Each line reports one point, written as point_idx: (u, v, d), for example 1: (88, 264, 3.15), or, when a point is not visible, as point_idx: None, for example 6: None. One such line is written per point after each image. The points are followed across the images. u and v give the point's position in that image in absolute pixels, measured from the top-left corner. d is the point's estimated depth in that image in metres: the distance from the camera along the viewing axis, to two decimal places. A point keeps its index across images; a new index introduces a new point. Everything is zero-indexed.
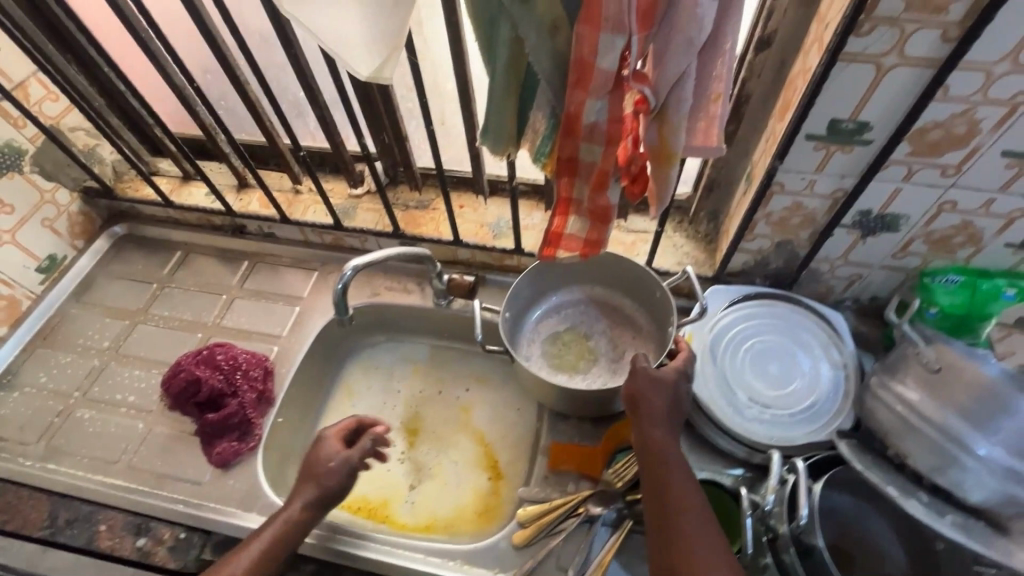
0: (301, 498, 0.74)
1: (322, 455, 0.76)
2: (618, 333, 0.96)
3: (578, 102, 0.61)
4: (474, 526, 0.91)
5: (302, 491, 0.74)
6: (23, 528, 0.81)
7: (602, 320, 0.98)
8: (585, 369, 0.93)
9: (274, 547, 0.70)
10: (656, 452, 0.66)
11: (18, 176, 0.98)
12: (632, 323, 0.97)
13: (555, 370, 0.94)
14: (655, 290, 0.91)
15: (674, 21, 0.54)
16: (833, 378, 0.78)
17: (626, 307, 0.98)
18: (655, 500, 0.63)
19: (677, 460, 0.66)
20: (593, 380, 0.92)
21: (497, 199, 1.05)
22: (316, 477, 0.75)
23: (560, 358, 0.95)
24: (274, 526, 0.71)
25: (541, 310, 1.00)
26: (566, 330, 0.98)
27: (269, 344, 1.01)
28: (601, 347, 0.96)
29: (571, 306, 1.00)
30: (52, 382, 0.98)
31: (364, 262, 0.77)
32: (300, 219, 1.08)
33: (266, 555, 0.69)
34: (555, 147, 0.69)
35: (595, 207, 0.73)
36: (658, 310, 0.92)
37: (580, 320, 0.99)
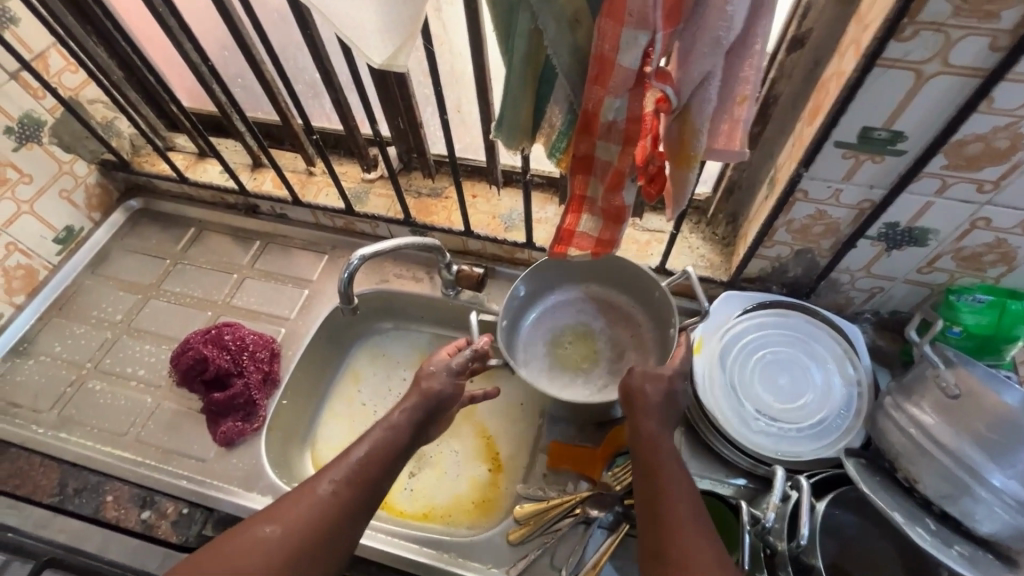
0: (403, 412, 0.71)
1: (431, 366, 0.76)
2: (614, 331, 0.95)
3: (596, 98, 0.59)
4: (470, 516, 0.92)
5: (411, 401, 0.73)
6: (34, 494, 0.83)
7: (596, 318, 0.96)
8: (582, 371, 0.92)
9: (376, 461, 0.66)
10: (652, 439, 0.64)
11: (37, 146, 0.99)
12: (628, 321, 0.95)
13: (552, 374, 0.92)
14: (652, 289, 0.89)
15: (702, 19, 0.51)
16: (845, 394, 0.76)
17: (620, 304, 0.96)
18: (648, 490, 0.61)
19: (671, 451, 0.64)
20: (592, 383, 0.91)
21: (510, 190, 1.04)
22: (429, 389, 0.74)
23: (554, 361, 0.94)
24: (372, 440, 0.67)
25: (534, 312, 0.97)
26: (560, 331, 0.96)
27: (277, 326, 1.01)
28: (599, 348, 0.94)
29: (564, 305, 0.98)
30: (66, 352, 0.99)
31: (372, 252, 0.76)
32: (312, 202, 1.07)
33: (367, 469, 0.65)
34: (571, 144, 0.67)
35: (609, 206, 0.72)
36: (656, 307, 0.90)
37: (574, 320, 0.97)
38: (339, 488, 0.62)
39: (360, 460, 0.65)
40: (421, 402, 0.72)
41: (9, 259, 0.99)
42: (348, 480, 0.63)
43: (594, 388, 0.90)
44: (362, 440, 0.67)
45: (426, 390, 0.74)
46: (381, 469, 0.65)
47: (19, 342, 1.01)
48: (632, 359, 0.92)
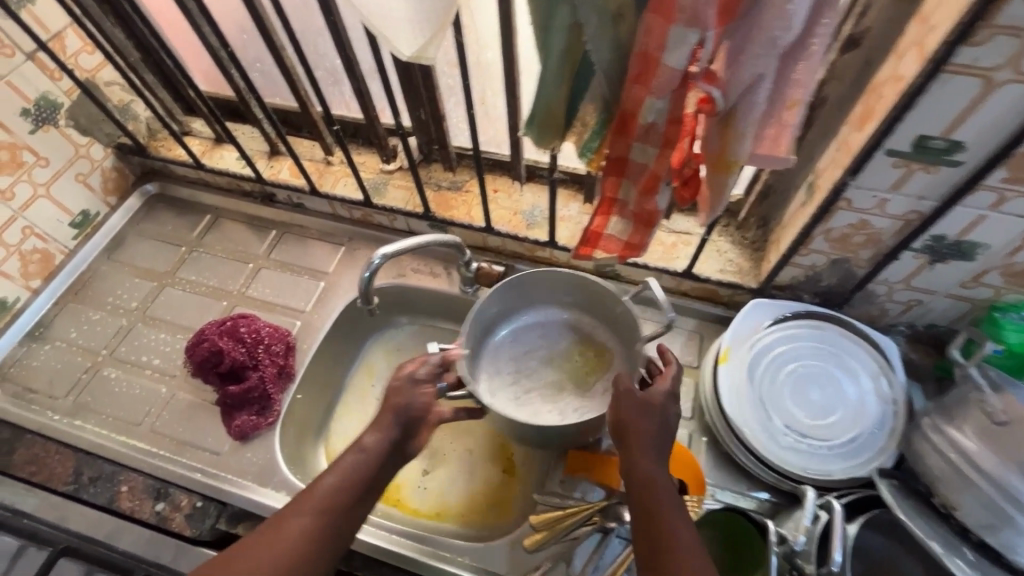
0: (378, 433, 0.68)
1: (397, 378, 0.72)
2: (580, 353, 0.92)
3: (636, 98, 0.56)
4: (483, 518, 0.90)
5: (382, 419, 0.69)
6: (50, 481, 0.83)
7: (561, 341, 0.93)
8: (549, 397, 0.89)
9: (352, 486, 0.63)
10: (648, 479, 0.62)
11: (53, 129, 0.98)
12: (595, 343, 0.92)
13: (519, 402, 0.88)
14: (612, 305, 0.87)
15: (758, 17, 0.48)
16: (880, 411, 0.73)
17: (585, 325, 0.93)
18: (648, 534, 0.59)
19: (668, 490, 0.62)
20: (561, 409, 0.87)
21: (533, 186, 1.01)
22: (398, 404, 0.70)
23: (520, 388, 0.90)
24: (347, 465, 0.65)
25: (498, 338, 0.93)
26: (524, 356, 0.93)
27: (292, 318, 1.00)
28: (562, 369, 0.91)
29: (527, 329, 0.94)
30: (81, 338, 0.99)
31: (394, 250, 0.73)
32: (330, 192, 1.05)
33: (345, 496, 0.62)
34: (604, 144, 0.65)
35: (640, 210, 0.69)
36: (623, 328, 0.88)
37: (539, 344, 0.93)
38: (316, 519, 0.60)
39: (335, 488, 0.62)
40: (395, 419, 0.69)
41: (25, 243, 0.98)
42: (326, 509, 0.61)
43: (564, 413, 0.86)
44: (335, 466, 0.65)
45: (394, 405, 0.70)
46: (359, 494, 0.63)
47: (35, 327, 1.01)
48: (601, 381, 0.89)
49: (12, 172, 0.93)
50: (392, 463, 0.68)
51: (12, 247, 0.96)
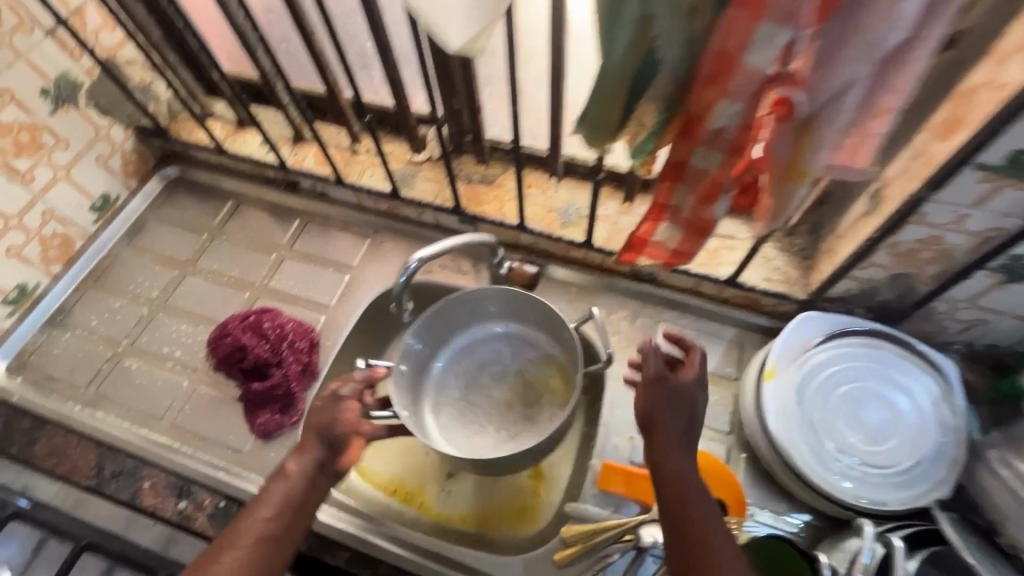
0: (301, 457, 0.65)
1: (321, 398, 0.70)
2: (530, 371, 0.90)
3: (707, 100, 0.51)
4: (510, 524, 0.88)
5: (306, 441, 0.66)
6: (72, 475, 0.82)
7: (514, 357, 0.91)
8: (493, 418, 0.88)
9: (282, 514, 0.62)
10: (678, 478, 0.60)
11: (73, 110, 0.94)
12: (547, 362, 0.90)
13: (464, 421, 0.88)
14: (564, 330, 0.85)
15: (858, 15, 0.42)
16: (939, 438, 0.68)
17: (540, 342, 0.91)
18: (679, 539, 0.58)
19: (699, 488, 0.60)
20: (504, 432, 0.86)
21: (569, 182, 0.96)
22: (321, 424, 0.67)
23: (467, 407, 0.89)
24: (278, 494, 0.63)
25: (448, 354, 0.93)
26: (474, 373, 0.92)
27: (316, 313, 0.97)
28: (513, 389, 0.90)
29: (481, 343, 0.93)
30: (102, 326, 0.97)
31: (430, 255, 0.69)
32: (356, 182, 1.01)
33: (276, 524, 0.61)
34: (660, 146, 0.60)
35: (694, 218, 0.65)
36: (572, 351, 0.86)
37: (491, 360, 0.92)
38: (252, 550, 0.59)
39: (265, 520, 0.61)
40: (319, 442, 0.66)
41: (45, 228, 0.95)
42: (257, 540, 0.60)
43: (504, 437, 0.86)
44: (265, 497, 0.63)
45: (319, 426, 0.67)
46: (289, 520, 0.62)
47: (56, 313, 0.99)
48: (548, 404, 0.87)
49: (31, 154, 0.90)
50: (321, 485, 0.65)
51: (32, 232, 0.93)
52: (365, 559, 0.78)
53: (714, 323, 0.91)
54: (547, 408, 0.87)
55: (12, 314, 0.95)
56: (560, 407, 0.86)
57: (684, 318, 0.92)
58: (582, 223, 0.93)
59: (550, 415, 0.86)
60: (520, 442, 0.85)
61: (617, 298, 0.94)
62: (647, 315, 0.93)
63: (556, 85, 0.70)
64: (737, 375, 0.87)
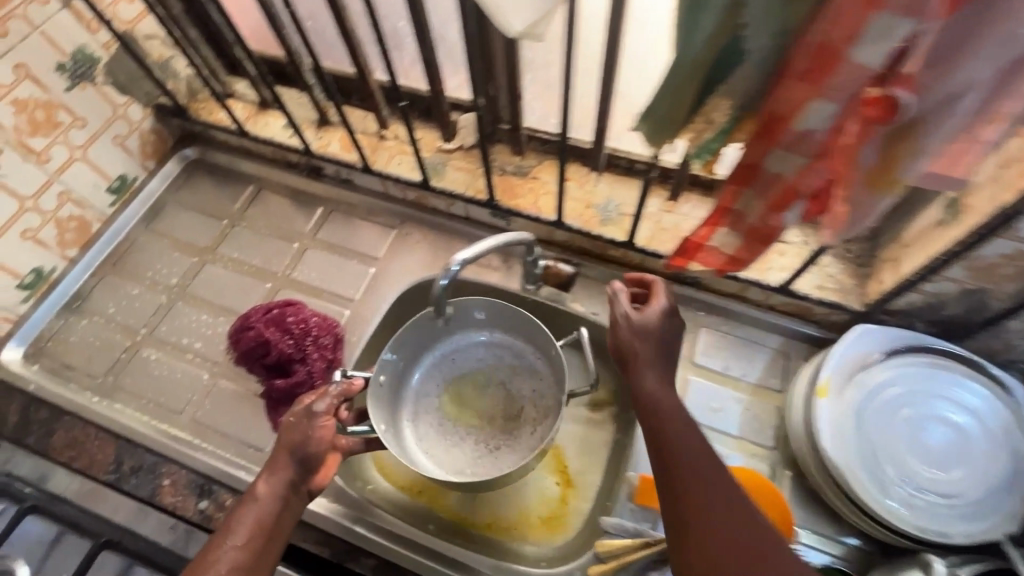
0: (271, 478, 0.65)
1: (295, 413, 0.69)
2: (513, 382, 0.89)
3: (796, 99, 0.46)
4: (537, 531, 0.85)
5: (277, 461, 0.66)
6: (90, 469, 0.79)
7: (497, 368, 0.91)
8: (473, 430, 0.87)
9: (255, 537, 0.62)
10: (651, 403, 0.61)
11: (90, 87, 0.90)
12: (530, 374, 0.89)
13: (443, 432, 0.87)
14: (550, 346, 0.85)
15: (992, 6, 0.37)
16: (1010, 471, 0.64)
17: (525, 353, 0.90)
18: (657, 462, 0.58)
19: (676, 406, 0.60)
20: (484, 445, 0.85)
21: (610, 176, 0.91)
22: (293, 443, 0.67)
23: (447, 417, 0.88)
24: (248, 520, 0.63)
25: (429, 363, 0.91)
26: (456, 382, 0.90)
27: (340, 307, 0.93)
28: (494, 400, 0.89)
29: (463, 351, 0.92)
30: (120, 314, 0.94)
31: (472, 257, 0.66)
32: (383, 170, 0.96)
33: (249, 550, 0.61)
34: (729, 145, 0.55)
35: (760, 225, 0.59)
36: (558, 365, 0.86)
37: (474, 369, 0.91)
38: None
39: (236, 548, 0.61)
40: (292, 461, 0.66)
41: (61, 210, 0.92)
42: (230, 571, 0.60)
43: (483, 451, 0.85)
44: (235, 526, 0.62)
45: (292, 444, 0.68)
46: (262, 546, 0.62)
47: (73, 298, 0.96)
48: (530, 416, 0.86)
49: (47, 133, 0.86)
50: (295, 503, 0.67)
51: (47, 214, 0.90)
52: (391, 566, 0.76)
53: (758, 331, 0.87)
54: (529, 421, 0.86)
55: (28, 299, 0.92)
56: (543, 422, 0.85)
57: (727, 323, 0.87)
58: (623, 221, 0.88)
59: (532, 429, 0.85)
60: (500, 456, 0.84)
61: None
62: (688, 320, 0.88)
63: (609, 74, 0.65)
64: (783, 387, 0.83)
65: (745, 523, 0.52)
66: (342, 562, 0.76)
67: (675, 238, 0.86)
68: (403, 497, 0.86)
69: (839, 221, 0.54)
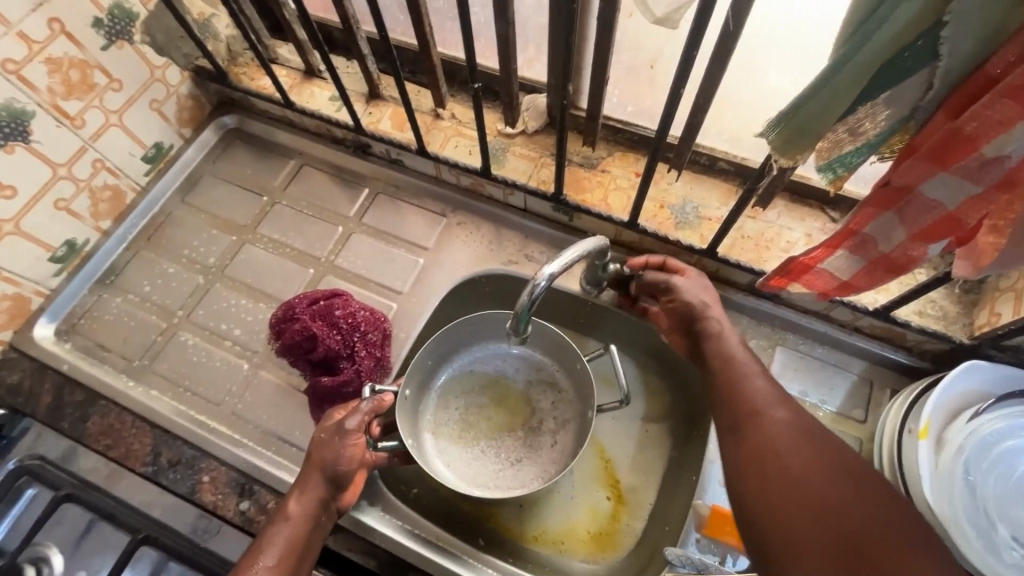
0: (303, 497, 0.64)
1: (325, 429, 0.67)
2: (532, 396, 0.86)
3: (995, 118, 0.38)
4: (587, 550, 0.79)
5: (308, 480, 0.65)
6: (126, 459, 0.76)
7: (517, 379, 0.87)
8: (494, 443, 0.83)
9: (285, 560, 0.60)
10: (723, 355, 0.66)
11: (127, 46, 0.83)
12: (549, 387, 0.87)
13: (464, 445, 0.83)
14: (576, 361, 0.82)
15: None
16: None
17: (546, 367, 0.87)
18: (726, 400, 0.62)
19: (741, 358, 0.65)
20: (505, 457, 0.82)
21: (687, 175, 0.83)
22: (325, 460, 0.65)
23: (467, 429, 0.84)
24: (281, 540, 0.60)
25: (449, 372, 0.87)
26: (476, 393, 0.87)
27: (387, 300, 0.87)
28: (515, 411, 0.86)
29: (481, 363, 0.88)
30: (155, 294, 0.89)
31: (560, 269, 0.62)
32: (438, 153, 0.89)
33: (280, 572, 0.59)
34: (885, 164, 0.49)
35: (894, 253, 0.54)
36: (582, 380, 0.83)
37: (494, 380, 0.87)
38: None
39: (269, 568, 0.58)
40: (322, 480, 0.65)
41: (95, 179, 0.85)
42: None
43: (504, 463, 0.82)
44: (265, 545, 0.60)
45: (322, 462, 0.66)
46: (292, 568, 0.60)
47: (107, 273, 0.90)
48: (550, 429, 0.84)
49: (82, 95, 0.79)
50: (323, 523, 0.65)
51: (81, 183, 0.84)
52: None
53: (841, 354, 0.79)
54: (549, 433, 0.84)
55: (59, 273, 0.86)
56: (562, 434, 0.83)
57: (805, 343, 0.80)
58: (700, 226, 0.81)
59: (552, 442, 0.83)
60: (522, 470, 0.81)
61: (728, 314, 0.82)
62: (763, 337, 0.81)
63: (721, 65, 0.57)
64: (866, 418, 0.76)
65: (804, 433, 0.55)
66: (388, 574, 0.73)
67: (757, 247, 0.79)
68: (444, 504, 0.83)
69: (992, 256, 0.45)
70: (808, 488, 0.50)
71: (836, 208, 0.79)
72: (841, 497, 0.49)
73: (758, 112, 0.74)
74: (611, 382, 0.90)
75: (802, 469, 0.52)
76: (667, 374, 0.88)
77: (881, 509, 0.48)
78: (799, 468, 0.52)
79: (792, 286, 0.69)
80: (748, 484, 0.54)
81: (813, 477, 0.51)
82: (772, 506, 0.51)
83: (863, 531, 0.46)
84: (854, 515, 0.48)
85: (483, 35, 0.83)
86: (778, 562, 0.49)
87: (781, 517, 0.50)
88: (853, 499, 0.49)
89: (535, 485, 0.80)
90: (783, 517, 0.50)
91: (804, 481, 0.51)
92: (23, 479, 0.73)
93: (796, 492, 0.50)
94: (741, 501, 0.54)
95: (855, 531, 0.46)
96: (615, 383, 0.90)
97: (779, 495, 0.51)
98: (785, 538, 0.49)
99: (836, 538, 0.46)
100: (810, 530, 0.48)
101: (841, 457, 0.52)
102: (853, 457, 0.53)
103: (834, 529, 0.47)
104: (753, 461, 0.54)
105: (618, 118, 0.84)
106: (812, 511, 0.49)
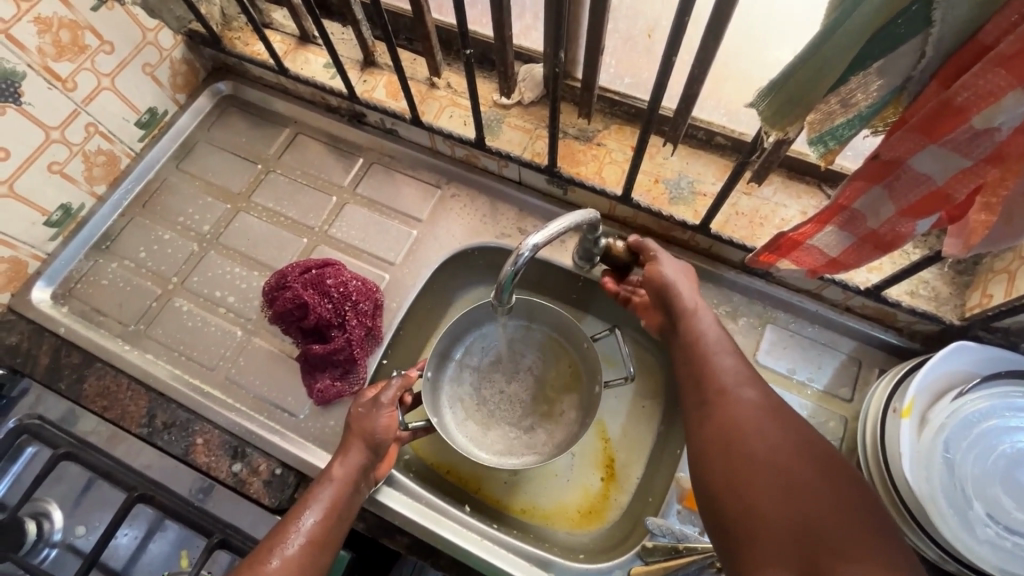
0: (346, 461, 0.66)
1: (362, 404, 0.71)
2: (537, 369, 0.87)
3: (987, 89, 0.38)
4: (574, 523, 0.81)
5: (351, 447, 0.68)
6: (123, 420, 0.77)
7: (525, 351, 0.88)
8: (506, 412, 0.85)
9: (329, 517, 0.63)
10: (699, 336, 0.67)
11: (118, 7, 0.81)
12: (555, 361, 0.87)
13: (479, 417, 0.85)
14: (582, 342, 0.83)
15: None
16: None
17: (553, 343, 0.88)
18: (698, 382, 0.63)
19: (718, 340, 0.66)
20: (519, 426, 0.84)
21: (683, 150, 0.82)
22: (365, 430, 0.68)
23: (483, 402, 0.86)
24: (325, 499, 0.63)
25: (466, 347, 0.88)
26: (489, 368, 0.88)
27: (379, 271, 0.88)
28: (525, 382, 0.87)
29: (491, 340, 0.89)
30: (151, 260, 0.89)
31: (546, 239, 0.62)
32: (432, 123, 0.88)
33: (325, 528, 0.62)
34: (884, 132, 0.47)
35: (882, 229, 0.54)
36: (590, 360, 0.82)
37: (506, 355, 0.88)
38: (303, 550, 0.59)
39: (314, 523, 0.61)
40: (366, 448, 0.68)
41: (89, 143, 0.85)
42: (307, 542, 0.60)
43: (518, 431, 0.84)
44: (311, 502, 0.63)
45: (363, 431, 0.69)
46: (334, 523, 0.63)
47: (102, 239, 0.91)
48: (557, 401, 0.85)
49: (73, 57, 0.78)
50: (362, 490, 0.67)
51: (75, 147, 0.84)
52: (425, 546, 0.74)
53: (830, 333, 0.79)
54: (556, 404, 0.85)
55: (56, 237, 0.87)
56: (568, 406, 0.85)
57: (796, 322, 0.80)
58: (694, 201, 0.80)
59: (561, 411, 0.85)
60: (533, 437, 0.83)
61: (719, 291, 0.82)
62: (754, 315, 0.81)
63: (717, 36, 0.55)
64: (852, 397, 0.76)
65: (772, 412, 0.56)
66: (376, 536, 0.74)
67: (752, 224, 0.78)
68: (433, 473, 0.85)
69: (981, 233, 0.46)
70: (772, 466, 0.51)
71: (833, 184, 0.78)
72: (804, 475, 0.50)
73: (756, 84, 0.72)
74: (615, 362, 0.89)
75: (766, 450, 0.53)
76: (658, 352, 0.88)
77: (842, 485, 0.49)
78: (766, 451, 0.52)
79: (787, 265, 0.69)
80: (716, 466, 0.55)
81: (779, 458, 0.52)
82: (744, 496, 0.51)
83: (826, 508, 0.47)
84: (816, 492, 0.48)
85: (479, 2, 0.82)
86: (740, 538, 0.50)
87: (745, 496, 0.51)
88: (817, 477, 0.49)
89: (547, 451, 0.81)
90: (750, 499, 0.50)
91: (768, 461, 0.52)
92: (24, 437, 0.74)
93: (760, 471, 0.51)
94: (708, 481, 0.55)
95: (817, 507, 0.47)
96: (619, 363, 0.89)
97: (744, 475, 0.52)
98: (753, 518, 0.49)
99: (796, 515, 0.47)
100: (773, 509, 0.48)
101: (810, 438, 0.54)
102: (818, 439, 0.54)
103: (799, 507, 0.47)
104: (719, 441, 0.56)
105: (616, 91, 0.82)
106: (775, 490, 0.49)
